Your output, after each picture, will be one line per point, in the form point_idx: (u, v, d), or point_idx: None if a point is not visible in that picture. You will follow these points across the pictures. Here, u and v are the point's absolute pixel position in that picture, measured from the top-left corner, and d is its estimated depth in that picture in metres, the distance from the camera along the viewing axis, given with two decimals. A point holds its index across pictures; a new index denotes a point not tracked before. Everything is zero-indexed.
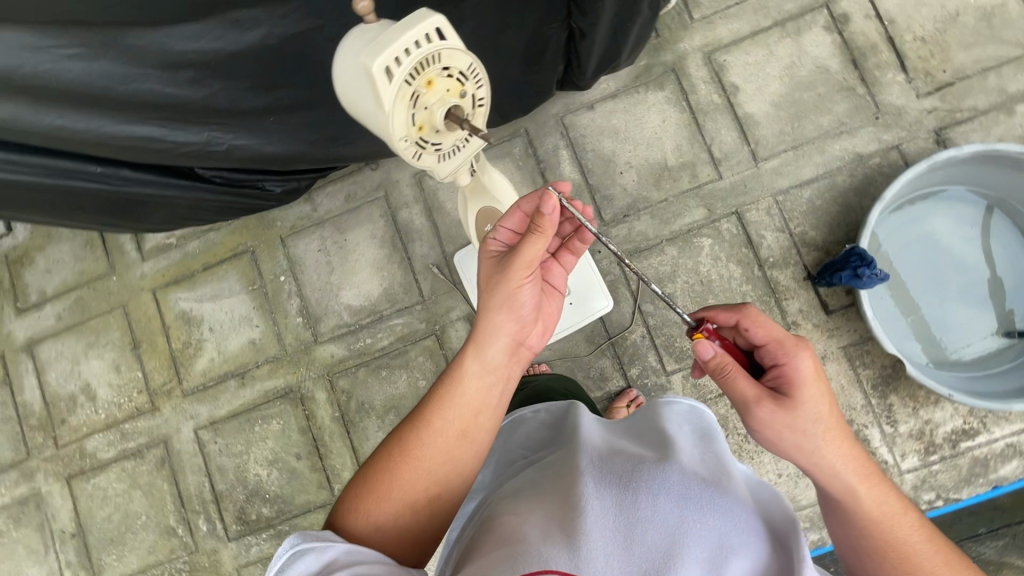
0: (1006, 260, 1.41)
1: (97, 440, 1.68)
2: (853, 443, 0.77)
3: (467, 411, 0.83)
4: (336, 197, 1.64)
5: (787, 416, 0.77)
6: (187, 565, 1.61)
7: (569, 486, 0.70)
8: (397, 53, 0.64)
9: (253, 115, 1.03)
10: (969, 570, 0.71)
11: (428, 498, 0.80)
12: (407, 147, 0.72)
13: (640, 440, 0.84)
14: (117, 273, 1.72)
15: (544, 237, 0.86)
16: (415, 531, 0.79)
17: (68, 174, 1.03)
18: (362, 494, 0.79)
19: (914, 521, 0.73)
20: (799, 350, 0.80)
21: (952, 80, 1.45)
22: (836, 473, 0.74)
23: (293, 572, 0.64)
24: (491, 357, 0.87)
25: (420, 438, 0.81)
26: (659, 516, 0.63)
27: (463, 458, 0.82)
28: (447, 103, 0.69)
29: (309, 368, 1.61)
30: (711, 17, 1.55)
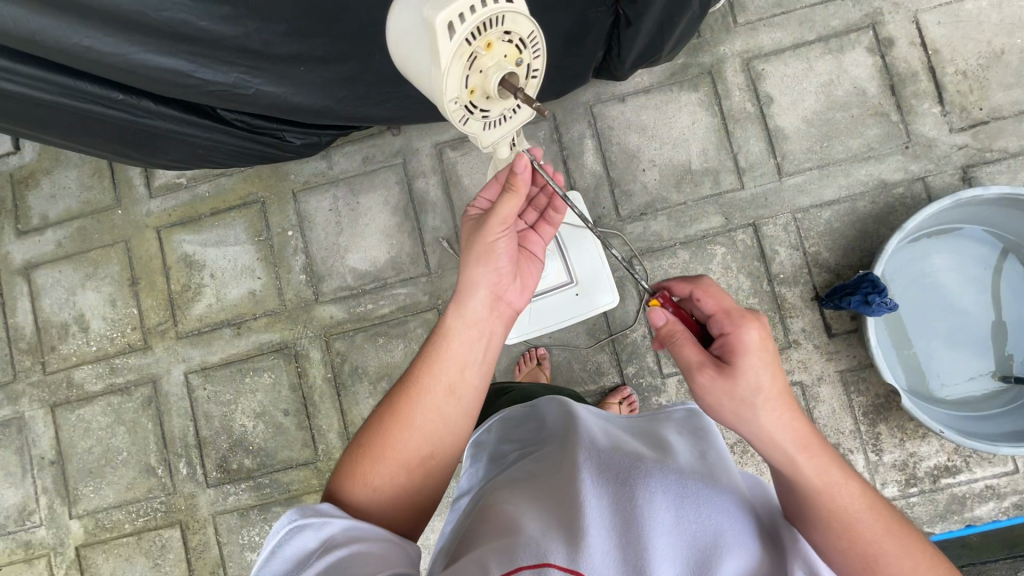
0: (1014, 306, 1.41)
1: (86, 372, 1.67)
2: (794, 412, 0.77)
3: (453, 367, 0.83)
4: (353, 158, 1.61)
5: (726, 384, 0.78)
6: (163, 506, 1.61)
7: (567, 479, 0.70)
8: (462, 9, 0.60)
9: (285, 62, 1.01)
10: (903, 531, 0.72)
11: (421, 457, 0.79)
12: (455, 110, 0.69)
13: (637, 437, 0.85)
14: (123, 206, 1.69)
15: (518, 193, 0.86)
16: (413, 493, 0.79)
17: (89, 98, 1.01)
18: (357, 457, 0.79)
19: (853, 488, 0.73)
20: (743, 319, 0.81)
21: (987, 119, 1.44)
22: (778, 444, 0.75)
23: (293, 546, 0.67)
24: (473, 313, 0.86)
25: (410, 398, 0.81)
26: (658, 514, 0.65)
27: (451, 415, 0.81)
28: (503, 69, 0.67)
29: (306, 326, 1.60)
30: (755, 23, 1.52)
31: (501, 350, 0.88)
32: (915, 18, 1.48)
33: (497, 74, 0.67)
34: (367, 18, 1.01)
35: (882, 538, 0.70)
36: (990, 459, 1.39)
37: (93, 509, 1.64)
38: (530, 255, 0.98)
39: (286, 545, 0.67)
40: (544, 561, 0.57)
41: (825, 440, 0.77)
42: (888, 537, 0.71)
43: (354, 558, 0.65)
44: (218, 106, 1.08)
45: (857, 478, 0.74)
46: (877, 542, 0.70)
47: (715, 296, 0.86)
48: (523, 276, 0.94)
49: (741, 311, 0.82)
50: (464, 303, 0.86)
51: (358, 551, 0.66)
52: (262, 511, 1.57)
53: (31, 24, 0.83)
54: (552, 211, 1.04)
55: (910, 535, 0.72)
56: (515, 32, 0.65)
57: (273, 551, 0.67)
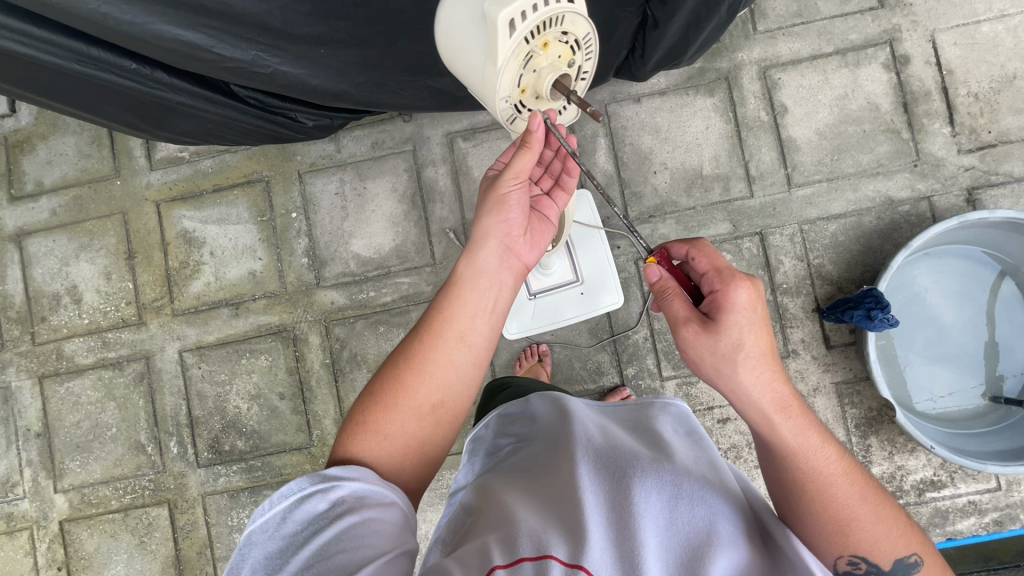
0: (1007, 328, 1.44)
1: (77, 344, 1.64)
2: (779, 373, 0.78)
3: (464, 314, 0.81)
4: (362, 142, 1.59)
5: (709, 339, 0.79)
6: (151, 484, 1.59)
7: (564, 482, 0.68)
8: (524, 8, 0.65)
9: (304, 42, 0.99)
10: (876, 497, 0.72)
11: (432, 404, 0.78)
12: (507, 106, 0.75)
13: (631, 430, 0.82)
14: (122, 177, 1.65)
15: (531, 146, 0.80)
16: (419, 446, 0.77)
17: (100, 65, 0.98)
18: (368, 405, 0.78)
19: (830, 453, 0.73)
20: (735, 278, 0.82)
21: (995, 142, 1.46)
22: (757, 404, 0.76)
23: (302, 511, 0.66)
24: (484, 264, 0.84)
25: (421, 346, 0.79)
26: (649, 516, 0.62)
27: (461, 363, 0.79)
28: (557, 69, 0.72)
29: (306, 310, 1.58)
30: (774, 32, 1.52)
31: (512, 303, 0.86)
32: (932, 37, 1.48)
33: (551, 74, 0.72)
34: (392, 4, 1.00)
35: (855, 503, 0.71)
36: (974, 476, 1.43)
37: (80, 484, 1.62)
38: (545, 215, 0.93)
39: (296, 511, 0.67)
40: (545, 553, 0.57)
41: (806, 404, 0.77)
42: (861, 502, 0.71)
43: (367, 524, 0.65)
44: (233, 81, 1.05)
45: (834, 443, 0.75)
46: (852, 508, 0.70)
47: (713, 257, 0.86)
48: (537, 233, 0.90)
49: (735, 271, 0.83)
50: (475, 254, 0.84)
51: (371, 517, 0.67)
52: (253, 494, 1.56)
53: None
54: (567, 174, 0.93)
55: (882, 502, 0.72)
56: (569, 32, 0.71)
57: (283, 517, 0.67)
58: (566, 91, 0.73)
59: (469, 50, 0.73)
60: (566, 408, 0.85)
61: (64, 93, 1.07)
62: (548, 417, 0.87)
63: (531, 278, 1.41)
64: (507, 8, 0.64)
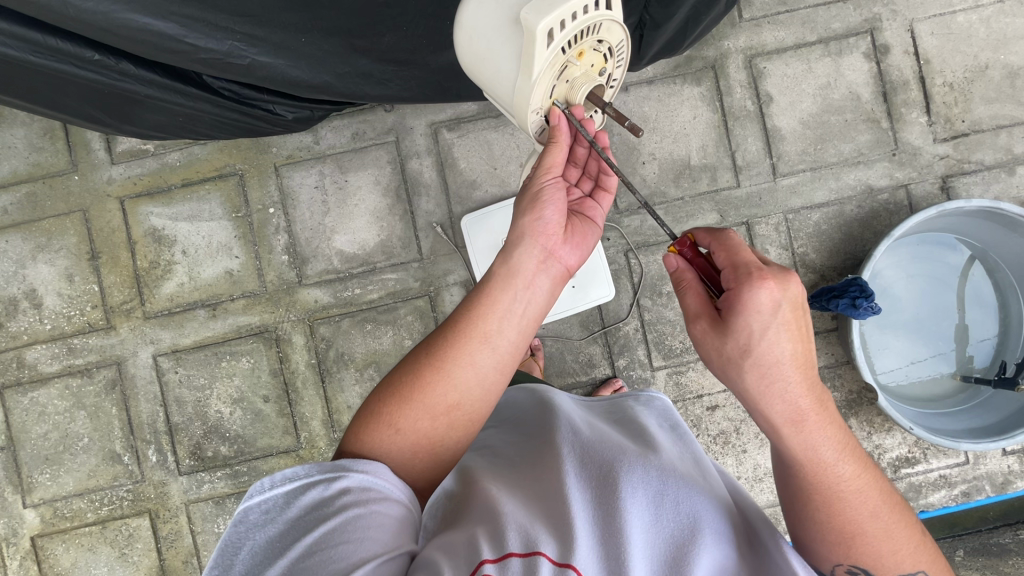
0: (976, 310, 1.51)
1: (39, 352, 1.54)
2: (801, 382, 0.72)
3: (493, 315, 0.78)
4: (341, 133, 1.52)
5: (717, 340, 0.76)
6: (130, 494, 1.53)
7: (549, 484, 0.64)
8: (566, 16, 0.65)
9: (284, 31, 0.93)
10: (893, 517, 0.69)
11: (448, 404, 0.74)
12: (538, 116, 0.77)
13: (614, 425, 0.78)
14: (80, 172, 1.54)
15: (561, 143, 0.79)
16: (432, 447, 0.74)
17: (60, 56, 0.92)
18: (386, 395, 0.75)
19: (847, 471, 0.69)
20: (768, 275, 0.73)
21: (968, 131, 1.50)
22: (764, 411, 0.73)
23: (306, 498, 0.63)
24: (516, 266, 0.81)
25: (446, 343, 0.76)
26: (638, 513, 0.58)
27: (484, 366, 0.76)
28: (591, 79, 0.74)
29: (289, 309, 1.52)
30: (759, 20, 1.51)
31: (544, 308, 0.82)
32: (911, 27, 1.51)
33: (585, 83, 0.74)
34: None
35: (865, 519, 0.68)
36: (945, 451, 1.50)
37: (51, 498, 1.54)
38: (588, 215, 0.89)
39: (300, 496, 0.63)
40: (534, 550, 0.53)
41: (827, 413, 0.72)
42: (869, 519, 0.68)
43: (373, 518, 0.61)
44: (205, 72, 0.99)
45: (853, 457, 0.71)
46: (858, 523, 0.68)
47: (746, 251, 0.78)
48: (577, 234, 0.86)
49: (774, 268, 0.75)
50: (508, 253, 0.82)
51: (377, 511, 0.63)
52: (239, 500, 1.51)
53: None
54: (605, 173, 0.90)
55: (896, 519, 0.69)
56: (603, 40, 0.73)
57: (286, 502, 0.63)
58: (600, 101, 0.75)
59: (500, 57, 0.72)
60: (550, 400, 0.81)
61: (23, 86, 1.01)
62: (531, 410, 0.82)
63: None
64: (547, 18, 0.64)
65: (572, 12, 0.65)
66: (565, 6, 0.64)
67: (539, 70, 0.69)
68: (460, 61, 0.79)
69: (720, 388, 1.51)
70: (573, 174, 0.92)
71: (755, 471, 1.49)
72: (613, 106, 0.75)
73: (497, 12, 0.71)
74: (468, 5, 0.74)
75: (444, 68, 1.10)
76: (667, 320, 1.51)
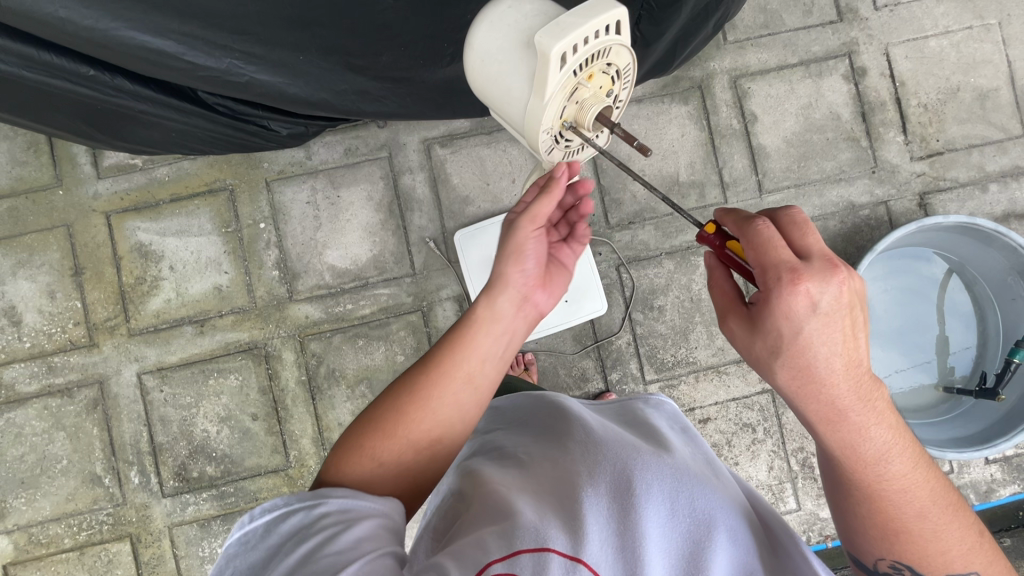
0: (955, 322, 1.56)
1: (17, 371, 1.49)
2: (846, 382, 0.69)
3: (474, 354, 0.78)
4: (334, 149, 1.52)
5: (746, 335, 0.74)
6: (110, 518, 1.48)
7: (564, 478, 0.63)
8: (578, 41, 0.66)
9: (284, 49, 0.94)
10: (935, 512, 0.71)
11: (431, 440, 0.75)
12: (546, 138, 0.76)
13: (625, 425, 0.78)
14: (64, 186, 1.51)
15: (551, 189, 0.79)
16: (415, 476, 0.74)
17: (55, 71, 0.92)
18: (368, 429, 0.74)
19: (887, 471, 0.71)
20: (805, 278, 0.67)
21: (942, 150, 1.57)
22: (800, 409, 0.73)
23: (286, 526, 0.61)
24: (500, 303, 0.80)
25: (429, 380, 0.76)
26: (653, 510, 0.58)
27: (466, 403, 0.77)
28: (600, 102, 0.72)
29: (279, 326, 1.50)
30: (743, 42, 1.57)
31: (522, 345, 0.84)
32: (886, 51, 1.57)
33: (594, 105, 0.73)
34: (378, 18, 0.97)
35: (910, 518, 0.71)
36: None
37: (26, 524, 1.48)
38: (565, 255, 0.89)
39: (279, 525, 0.62)
40: (544, 546, 0.52)
41: (875, 413, 0.70)
42: (911, 516, 0.71)
43: (350, 536, 0.59)
44: (203, 89, 0.99)
45: (899, 458, 0.71)
46: (899, 518, 0.71)
47: (783, 246, 0.69)
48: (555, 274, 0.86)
49: (817, 264, 0.68)
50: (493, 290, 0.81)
51: (356, 530, 0.60)
52: (225, 522, 1.47)
53: None
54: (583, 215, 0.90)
55: (945, 519, 0.71)
56: (613, 63, 0.72)
57: (266, 531, 0.62)
58: (609, 122, 0.72)
59: (511, 79, 0.73)
60: (560, 404, 0.79)
61: (13, 101, 1.00)
62: (543, 410, 0.80)
63: None
64: (560, 43, 0.64)
65: (584, 37, 0.66)
66: (579, 29, 0.64)
67: (550, 94, 0.69)
68: (469, 81, 0.80)
69: (712, 401, 1.52)
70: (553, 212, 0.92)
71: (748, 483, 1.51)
72: (622, 127, 0.73)
73: (509, 37, 0.73)
74: (481, 28, 0.76)
75: (440, 86, 1.11)
76: (659, 334, 1.53)
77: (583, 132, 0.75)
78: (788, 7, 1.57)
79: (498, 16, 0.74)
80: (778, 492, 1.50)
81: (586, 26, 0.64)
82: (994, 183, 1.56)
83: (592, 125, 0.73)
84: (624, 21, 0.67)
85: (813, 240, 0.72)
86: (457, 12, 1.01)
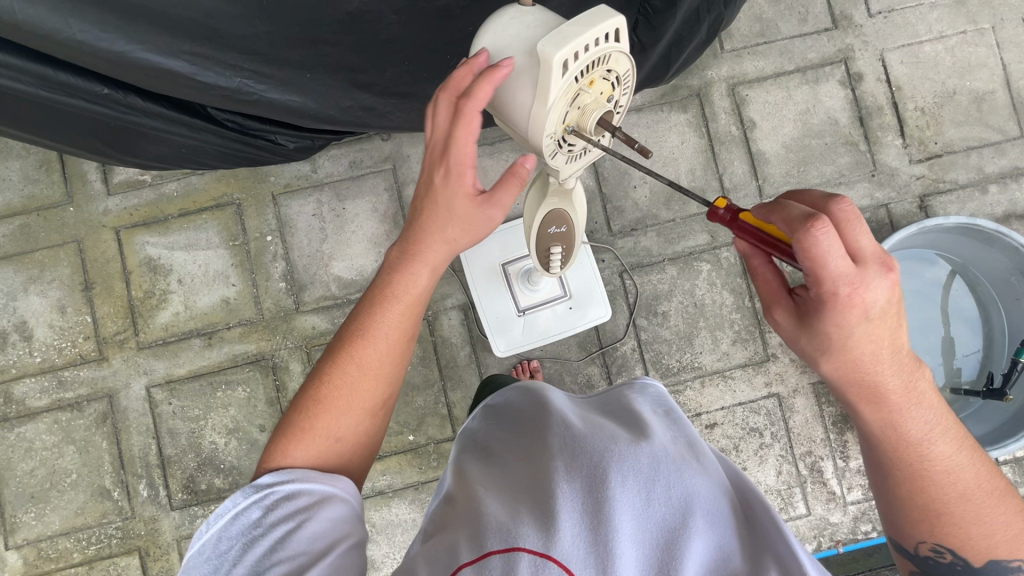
0: (960, 324, 1.55)
1: (28, 386, 1.51)
2: (892, 369, 0.70)
3: (401, 316, 0.83)
4: (339, 162, 1.55)
5: (794, 330, 0.72)
6: (119, 532, 1.48)
7: (539, 469, 0.60)
8: (579, 47, 0.65)
9: (291, 67, 0.97)
10: (980, 491, 0.73)
11: (379, 401, 0.83)
12: (549, 144, 0.74)
13: (608, 414, 0.74)
14: (75, 203, 1.54)
15: (519, 182, 0.79)
16: (369, 435, 0.83)
17: (70, 91, 0.95)
18: (314, 409, 0.79)
19: (933, 453, 0.72)
20: (862, 287, 0.65)
21: (941, 152, 1.58)
22: (844, 394, 0.73)
23: (242, 520, 0.69)
24: (423, 255, 0.82)
25: (362, 347, 0.82)
26: (626, 503, 0.54)
27: (400, 357, 0.85)
28: (603, 106, 0.71)
29: (286, 337, 1.52)
30: (740, 51, 1.59)
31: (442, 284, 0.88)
32: (881, 56, 1.60)
33: (596, 109, 0.71)
34: (382, 34, 1.00)
35: (953, 499, 0.72)
36: None
37: (35, 539, 1.49)
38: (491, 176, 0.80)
39: (233, 523, 0.69)
40: (514, 546, 0.52)
41: (917, 395, 0.71)
42: (957, 497, 0.72)
43: (301, 530, 0.68)
44: (213, 105, 1.01)
45: (942, 440, 0.72)
46: (944, 500, 0.72)
47: (840, 251, 0.63)
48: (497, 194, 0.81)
49: (871, 267, 0.65)
50: (418, 247, 0.82)
51: (307, 519, 0.69)
52: None
53: (18, 12, 0.76)
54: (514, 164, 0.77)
55: (988, 503, 0.73)
56: (612, 70, 0.71)
57: (222, 536, 0.69)
58: (611, 126, 0.71)
59: (514, 85, 0.72)
60: (542, 397, 0.77)
61: (28, 120, 1.02)
62: (530, 405, 0.78)
63: (518, 294, 1.41)
64: (563, 50, 0.64)
65: (586, 44, 0.66)
66: (580, 38, 0.64)
67: (553, 99, 0.68)
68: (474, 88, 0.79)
69: (718, 406, 1.52)
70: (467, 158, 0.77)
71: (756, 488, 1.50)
72: (624, 131, 0.72)
73: (513, 44, 0.71)
74: (484, 36, 0.74)
75: None
76: (664, 339, 1.53)
77: (585, 137, 0.73)
78: (783, 15, 1.60)
79: (500, 24, 0.73)
80: (787, 497, 1.50)
81: (587, 32, 0.64)
82: (993, 185, 1.57)
83: (594, 130, 0.71)
84: (623, 29, 0.67)
85: (861, 238, 0.64)
86: (458, 25, 1.04)
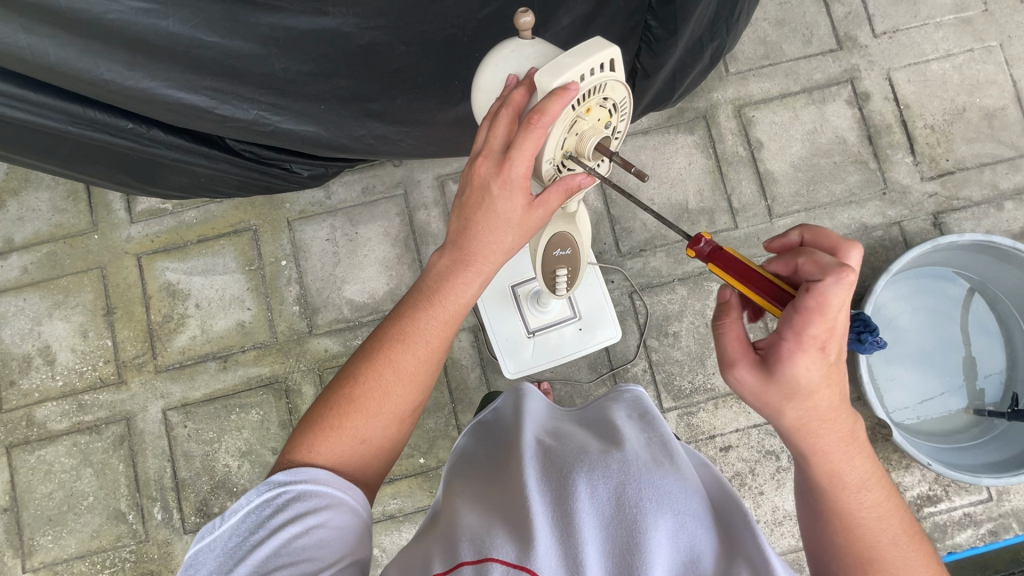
0: (981, 343, 1.52)
1: (50, 409, 1.54)
2: (838, 413, 0.68)
3: (441, 323, 0.82)
4: (352, 188, 1.59)
5: (761, 382, 0.66)
6: (132, 555, 1.49)
7: (513, 485, 0.61)
8: (573, 78, 0.66)
9: (307, 99, 1.01)
10: (908, 536, 0.70)
11: (412, 405, 0.82)
12: (549, 168, 0.77)
13: (585, 427, 0.75)
14: (100, 231, 1.59)
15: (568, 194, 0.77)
16: (394, 440, 0.83)
17: (97, 126, 0.99)
18: (344, 406, 0.79)
19: (868, 498, 0.69)
20: (833, 334, 0.64)
21: (953, 169, 1.57)
22: (793, 440, 0.69)
23: (253, 518, 0.70)
24: (474, 266, 0.81)
25: (402, 351, 0.81)
26: (593, 511, 0.54)
27: (434, 364, 0.84)
28: (599, 132, 0.73)
29: (299, 359, 1.54)
30: (745, 73, 1.61)
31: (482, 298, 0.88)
32: (887, 75, 1.60)
33: (593, 136, 0.73)
34: (393, 65, 1.03)
35: (884, 545, 0.68)
36: (967, 488, 1.46)
37: (51, 562, 1.50)
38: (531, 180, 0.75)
39: (245, 520, 0.70)
40: (485, 555, 0.51)
41: (853, 441, 0.69)
42: (892, 544, 0.68)
43: (306, 536, 0.67)
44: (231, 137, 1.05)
45: (874, 486, 0.70)
46: (879, 547, 0.68)
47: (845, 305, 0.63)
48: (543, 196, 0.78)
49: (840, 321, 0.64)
50: (468, 255, 0.81)
51: (313, 525, 0.68)
52: None
53: (51, 54, 0.81)
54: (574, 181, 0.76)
55: (913, 551, 0.69)
56: (609, 98, 0.72)
57: (235, 532, 0.70)
58: (609, 152, 0.74)
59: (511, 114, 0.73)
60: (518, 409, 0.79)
61: (56, 154, 1.07)
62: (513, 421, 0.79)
63: (528, 315, 1.41)
64: (557, 82, 0.66)
65: (580, 74, 0.67)
66: (573, 69, 0.66)
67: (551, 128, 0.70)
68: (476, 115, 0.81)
69: (733, 429, 1.50)
70: (523, 168, 0.71)
71: (774, 514, 1.46)
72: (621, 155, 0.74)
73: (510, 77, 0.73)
74: (485, 70, 0.75)
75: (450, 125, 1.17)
76: (675, 360, 1.52)
77: (584, 160, 0.75)
78: (788, 38, 1.62)
79: (500, 59, 0.74)
80: None
81: (580, 63, 0.66)
82: (1009, 201, 1.55)
83: (592, 155, 0.74)
84: (618, 59, 0.68)
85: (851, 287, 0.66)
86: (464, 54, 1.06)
